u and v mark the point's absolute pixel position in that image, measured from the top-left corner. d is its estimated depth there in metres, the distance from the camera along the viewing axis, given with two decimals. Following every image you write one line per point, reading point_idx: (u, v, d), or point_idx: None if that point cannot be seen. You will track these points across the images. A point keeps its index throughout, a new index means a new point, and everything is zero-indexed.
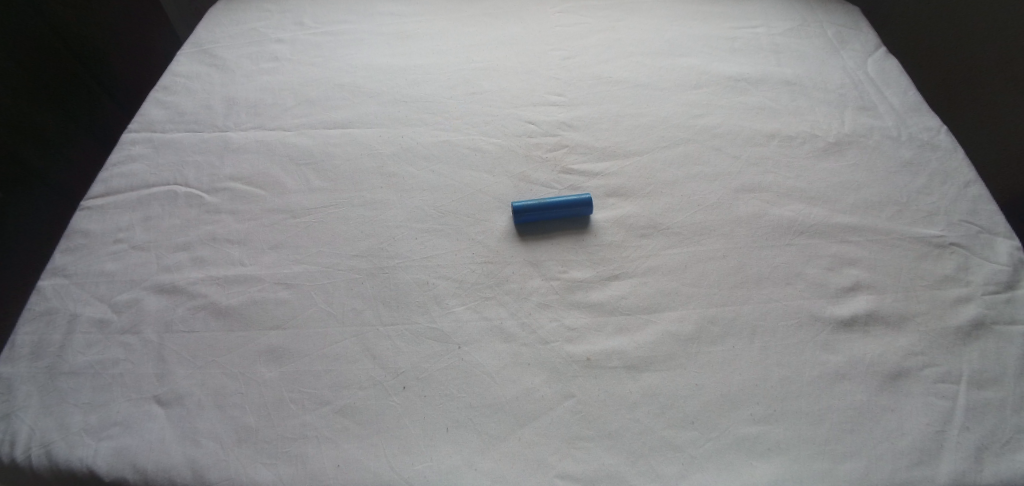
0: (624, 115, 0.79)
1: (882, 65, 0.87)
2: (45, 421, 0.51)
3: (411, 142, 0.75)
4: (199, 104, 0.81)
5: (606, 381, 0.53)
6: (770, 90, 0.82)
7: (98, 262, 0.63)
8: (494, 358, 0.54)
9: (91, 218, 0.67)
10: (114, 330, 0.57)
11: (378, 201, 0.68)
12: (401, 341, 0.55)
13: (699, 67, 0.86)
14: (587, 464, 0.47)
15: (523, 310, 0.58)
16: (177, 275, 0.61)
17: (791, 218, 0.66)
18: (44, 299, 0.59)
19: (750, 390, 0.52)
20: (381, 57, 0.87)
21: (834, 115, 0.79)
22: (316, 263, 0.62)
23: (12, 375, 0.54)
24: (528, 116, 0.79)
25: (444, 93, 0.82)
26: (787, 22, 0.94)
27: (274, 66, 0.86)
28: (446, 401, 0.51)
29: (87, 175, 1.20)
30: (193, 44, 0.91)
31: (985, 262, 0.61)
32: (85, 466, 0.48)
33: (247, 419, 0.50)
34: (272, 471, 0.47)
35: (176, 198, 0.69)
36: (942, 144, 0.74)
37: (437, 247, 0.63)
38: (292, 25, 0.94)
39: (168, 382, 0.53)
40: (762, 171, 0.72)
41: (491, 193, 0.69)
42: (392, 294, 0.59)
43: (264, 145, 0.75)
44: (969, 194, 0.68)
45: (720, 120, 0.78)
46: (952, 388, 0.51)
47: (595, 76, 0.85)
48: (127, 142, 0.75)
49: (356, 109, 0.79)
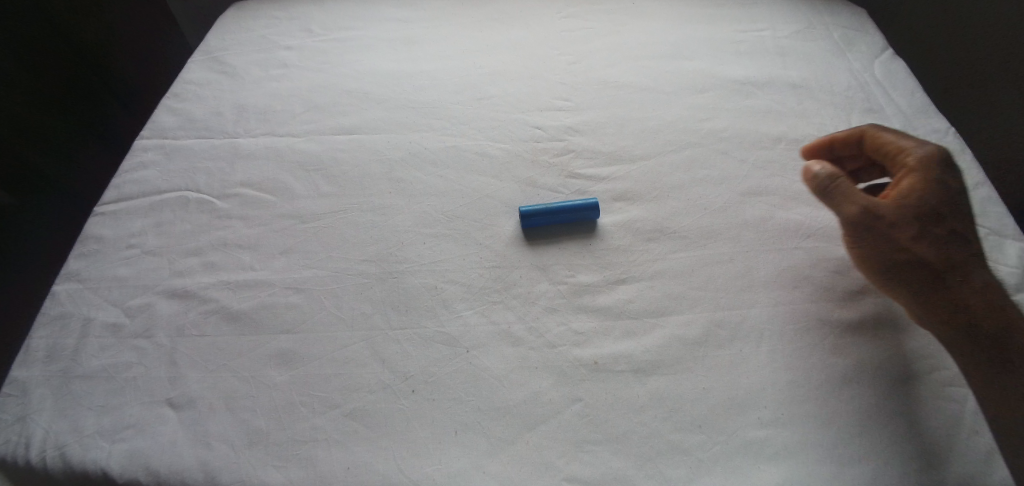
0: (631, 119, 0.79)
1: (889, 67, 0.86)
2: (59, 424, 0.52)
3: (419, 147, 0.76)
4: (209, 111, 0.82)
5: (613, 384, 0.53)
6: (776, 93, 0.82)
7: (111, 267, 0.64)
8: (502, 361, 0.55)
9: (104, 223, 0.68)
10: (127, 334, 0.58)
11: (387, 207, 0.69)
12: (410, 345, 0.56)
13: (704, 70, 0.86)
14: (595, 467, 0.48)
15: (531, 313, 0.58)
16: (189, 279, 0.62)
17: (798, 221, 0.66)
18: (58, 303, 0.61)
19: (756, 391, 0.52)
20: (388, 63, 0.88)
21: (841, 117, 0.79)
22: (325, 267, 0.63)
23: (28, 378, 0.55)
24: (535, 121, 0.79)
25: (451, 99, 0.82)
26: (793, 25, 0.94)
27: (283, 72, 0.87)
28: (454, 404, 0.52)
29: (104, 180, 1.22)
30: (203, 52, 0.92)
31: (993, 265, 0.61)
32: (98, 468, 0.49)
33: (258, 422, 0.51)
34: (282, 474, 0.48)
35: (187, 204, 0.70)
36: (951, 146, 0.74)
37: (445, 250, 0.64)
38: (300, 31, 0.95)
39: (180, 385, 0.54)
40: (768, 174, 0.72)
41: (499, 198, 0.70)
42: (401, 298, 0.60)
43: (274, 151, 0.76)
44: (978, 196, 0.68)
45: (727, 123, 0.78)
46: (963, 392, 0.51)
47: (601, 80, 0.85)
48: (140, 149, 0.76)
49: (364, 116, 0.80)
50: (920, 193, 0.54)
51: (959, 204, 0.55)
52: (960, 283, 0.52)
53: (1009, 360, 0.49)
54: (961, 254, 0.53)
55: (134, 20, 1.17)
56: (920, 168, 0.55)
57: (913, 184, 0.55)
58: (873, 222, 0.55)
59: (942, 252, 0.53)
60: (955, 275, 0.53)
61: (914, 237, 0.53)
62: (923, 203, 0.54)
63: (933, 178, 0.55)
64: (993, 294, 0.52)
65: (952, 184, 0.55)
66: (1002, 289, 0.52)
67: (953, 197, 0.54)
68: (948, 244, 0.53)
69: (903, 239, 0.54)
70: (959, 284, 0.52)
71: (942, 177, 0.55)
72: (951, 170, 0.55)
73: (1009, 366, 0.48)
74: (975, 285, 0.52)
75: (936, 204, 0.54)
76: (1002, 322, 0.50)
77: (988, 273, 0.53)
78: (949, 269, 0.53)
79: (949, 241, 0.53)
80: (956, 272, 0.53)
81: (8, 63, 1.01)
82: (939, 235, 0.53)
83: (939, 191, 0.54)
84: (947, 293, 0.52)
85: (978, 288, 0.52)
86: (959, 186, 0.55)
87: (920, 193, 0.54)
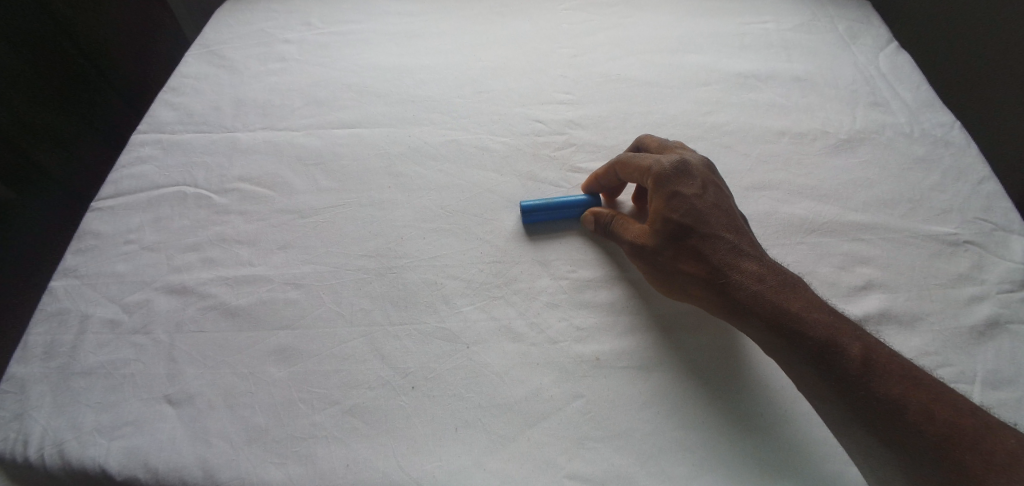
0: (633, 113, 0.79)
1: (894, 60, 0.85)
2: (57, 421, 0.51)
3: (419, 142, 0.75)
4: (208, 105, 0.81)
5: (614, 382, 0.53)
6: (780, 86, 0.82)
7: (109, 262, 0.63)
8: (502, 358, 0.54)
9: (102, 219, 0.67)
10: (125, 330, 0.57)
11: (387, 201, 0.68)
12: (409, 341, 0.55)
13: (708, 63, 0.85)
14: (597, 465, 0.48)
15: (532, 309, 0.58)
16: (187, 275, 0.62)
17: (802, 216, 0.66)
18: (56, 299, 0.60)
19: (684, 388, 0.52)
20: (388, 57, 0.87)
21: (845, 110, 0.78)
22: (324, 263, 0.62)
23: (25, 375, 0.54)
24: (537, 114, 0.78)
25: (451, 93, 0.81)
26: (797, 18, 0.93)
27: (282, 66, 0.87)
28: (455, 401, 0.51)
29: (101, 175, 1.17)
30: (201, 45, 0.91)
31: (999, 260, 0.61)
32: (97, 465, 0.49)
33: (257, 419, 0.51)
34: (282, 471, 0.48)
35: (185, 199, 0.69)
36: (955, 140, 0.74)
37: (445, 246, 0.63)
38: (300, 25, 0.94)
39: (178, 382, 0.53)
40: (772, 169, 0.71)
41: (500, 193, 0.69)
42: (400, 293, 0.59)
43: (272, 146, 0.75)
44: (984, 191, 0.68)
45: (730, 117, 0.77)
46: (966, 388, 0.52)
47: (603, 74, 0.84)
48: (137, 144, 0.76)
49: (364, 109, 0.79)
50: (659, 214, 0.57)
51: (698, 206, 0.56)
52: (725, 282, 0.53)
53: (793, 336, 0.49)
54: (713, 251, 0.54)
55: (131, 13, 1.13)
56: (658, 188, 0.58)
57: (656, 205, 0.58)
58: (642, 253, 0.58)
59: (697, 259, 0.55)
60: (719, 271, 0.54)
61: (673, 254, 0.56)
62: (666, 222, 0.56)
63: (667, 195, 0.57)
64: (759, 278, 0.53)
65: (687, 191, 0.57)
66: (765, 267, 0.53)
67: (691, 203, 0.56)
68: (696, 250, 0.55)
69: (665, 261, 0.56)
70: (725, 279, 0.53)
71: (672, 189, 0.57)
72: (684, 177, 0.58)
73: (795, 343, 0.49)
74: (739, 275, 0.53)
75: (675, 219, 0.56)
76: (769, 304, 0.51)
77: (745, 257, 0.54)
78: (710, 270, 0.54)
79: (697, 245, 0.55)
80: (716, 269, 0.54)
81: (9, 62, 0.96)
82: (686, 245, 0.55)
83: (675, 205, 0.56)
84: (717, 294, 0.53)
85: (741, 279, 0.53)
86: (693, 189, 0.57)
87: (660, 214, 0.57)
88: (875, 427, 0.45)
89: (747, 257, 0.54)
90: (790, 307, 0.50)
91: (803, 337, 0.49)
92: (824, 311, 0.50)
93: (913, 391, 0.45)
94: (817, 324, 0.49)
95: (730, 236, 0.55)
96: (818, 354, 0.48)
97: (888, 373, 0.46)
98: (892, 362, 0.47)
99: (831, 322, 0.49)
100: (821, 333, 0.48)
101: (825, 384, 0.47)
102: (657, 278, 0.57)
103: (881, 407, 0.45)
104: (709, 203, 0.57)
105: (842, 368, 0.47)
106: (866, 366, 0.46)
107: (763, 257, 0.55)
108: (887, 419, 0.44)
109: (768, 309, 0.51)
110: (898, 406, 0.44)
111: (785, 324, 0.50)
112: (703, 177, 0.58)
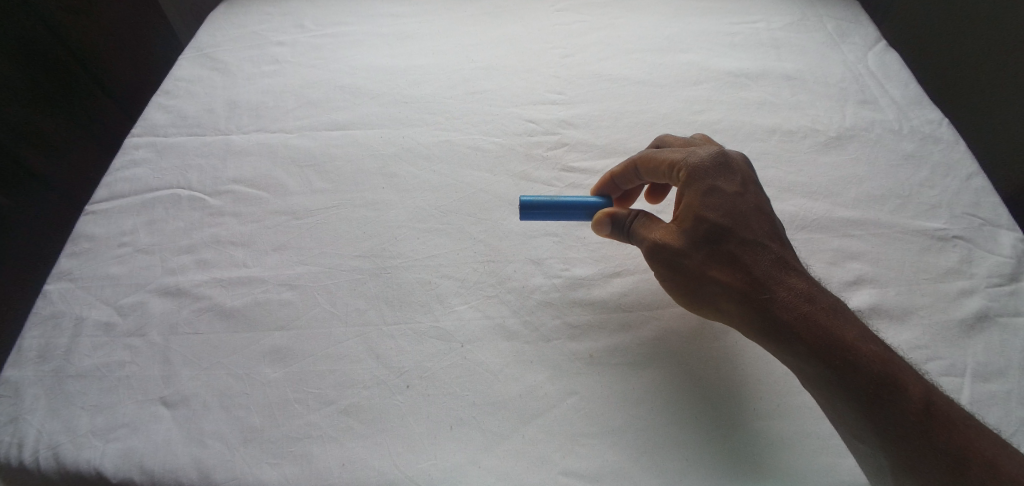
0: (624, 111, 0.79)
1: (883, 58, 0.86)
2: (52, 424, 0.51)
3: (412, 143, 0.75)
4: (201, 107, 0.81)
5: (607, 377, 0.53)
6: (769, 85, 0.82)
7: (104, 265, 0.63)
8: (497, 355, 0.55)
9: (96, 222, 0.67)
10: (119, 333, 0.57)
11: (380, 201, 0.68)
12: (403, 340, 0.56)
13: (699, 62, 0.86)
14: (592, 460, 0.48)
15: (525, 308, 0.58)
16: (181, 277, 0.62)
17: (793, 212, 0.66)
18: (50, 302, 0.60)
19: (682, 388, 0.52)
20: (382, 58, 0.88)
21: (834, 109, 0.79)
22: (318, 264, 0.62)
23: (20, 378, 0.54)
24: (529, 114, 0.79)
25: (444, 93, 0.82)
26: (787, 17, 0.94)
27: (275, 68, 0.87)
28: (449, 398, 0.52)
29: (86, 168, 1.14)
30: (194, 48, 0.91)
31: (987, 254, 0.62)
32: (92, 467, 0.49)
33: (253, 419, 0.51)
34: (278, 471, 0.48)
35: (179, 201, 0.69)
36: (944, 137, 0.75)
37: (438, 246, 0.64)
38: (293, 27, 0.94)
39: (174, 383, 0.54)
40: (763, 166, 0.72)
41: (493, 192, 0.70)
42: (395, 294, 0.59)
43: (266, 147, 0.75)
44: (972, 187, 0.69)
45: (721, 115, 0.78)
46: (957, 381, 0.52)
47: (595, 74, 0.85)
48: (131, 147, 0.76)
49: (356, 110, 0.80)
50: (695, 214, 0.54)
51: (738, 207, 0.54)
52: (766, 299, 0.50)
53: (843, 367, 0.45)
54: (755, 262, 0.52)
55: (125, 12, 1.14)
56: (692, 183, 0.55)
57: (688, 202, 0.55)
58: (665, 255, 0.55)
59: (731, 267, 0.52)
60: (759, 284, 0.51)
61: (703, 259, 0.53)
62: (700, 222, 0.53)
63: (703, 191, 0.54)
64: (806, 297, 0.49)
65: (725, 189, 0.54)
66: (812, 285, 0.50)
67: (729, 204, 0.54)
68: (732, 258, 0.52)
69: (694, 267, 0.53)
70: (767, 296, 0.50)
71: (710, 184, 0.55)
72: (724, 174, 0.56)
73: (843, 374, 0.45)
74: (783, 291, 0.50)
75: (711, 220, 0.53)
76: (816, 328, 0.47)
77: (787, 271, 0.51)
78: (748, 282, 0.51)
79: (734, 252, 0.52)
80: (755, 282, 0.51)
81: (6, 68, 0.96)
82: (721, 252, 0.52)
83: (711, 202, 0.54)
84: (753, 311, 0.50)
85: (785, 297, 0.49)
86: (733, 186, 0.55)
87: (694, 212, 0.54)
88: (922, 474, 0.42)
89: (791, 272, 0.51)
90: (843, 337, 0.46)
91: (855, 370, 0.45)
92: (880, 345, 0.47)
93: (971, 439, 0.42)
94: (872, 359, 0.45)
95: (773, 247, 0.52)
96: (874, 390, 0.44)
97: (949, 420, 0.43)
98: (950, 406, 0.44)
99: (886, 357, 0.46)
100: (879, 369, 0.45)
101: (873, 420, 0.44)
102: (681, 289, 0.55)
103: (937, 452, 0.42)
104: (749, 203, 0.54)
105: (900, 408, 0.44)
106: (927, 412, 0.43)
107: (807, 274, 0.52)
108: (930, 459, 0.42)
109: (815, 334, 0.47)
110: (959, 455, 0.42)
111: (834, 351, 0.46)
112: (743, 174, 0.56)
